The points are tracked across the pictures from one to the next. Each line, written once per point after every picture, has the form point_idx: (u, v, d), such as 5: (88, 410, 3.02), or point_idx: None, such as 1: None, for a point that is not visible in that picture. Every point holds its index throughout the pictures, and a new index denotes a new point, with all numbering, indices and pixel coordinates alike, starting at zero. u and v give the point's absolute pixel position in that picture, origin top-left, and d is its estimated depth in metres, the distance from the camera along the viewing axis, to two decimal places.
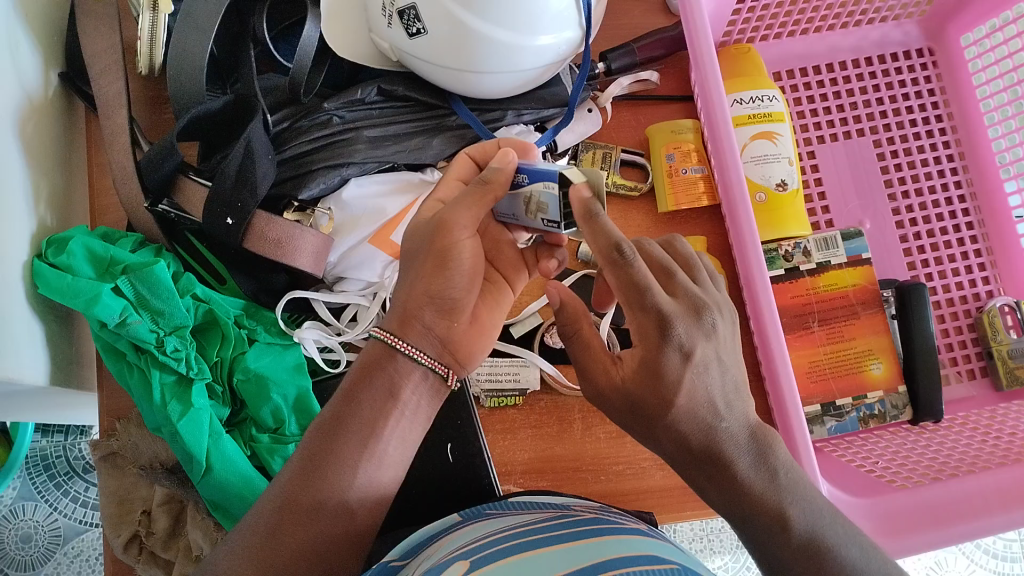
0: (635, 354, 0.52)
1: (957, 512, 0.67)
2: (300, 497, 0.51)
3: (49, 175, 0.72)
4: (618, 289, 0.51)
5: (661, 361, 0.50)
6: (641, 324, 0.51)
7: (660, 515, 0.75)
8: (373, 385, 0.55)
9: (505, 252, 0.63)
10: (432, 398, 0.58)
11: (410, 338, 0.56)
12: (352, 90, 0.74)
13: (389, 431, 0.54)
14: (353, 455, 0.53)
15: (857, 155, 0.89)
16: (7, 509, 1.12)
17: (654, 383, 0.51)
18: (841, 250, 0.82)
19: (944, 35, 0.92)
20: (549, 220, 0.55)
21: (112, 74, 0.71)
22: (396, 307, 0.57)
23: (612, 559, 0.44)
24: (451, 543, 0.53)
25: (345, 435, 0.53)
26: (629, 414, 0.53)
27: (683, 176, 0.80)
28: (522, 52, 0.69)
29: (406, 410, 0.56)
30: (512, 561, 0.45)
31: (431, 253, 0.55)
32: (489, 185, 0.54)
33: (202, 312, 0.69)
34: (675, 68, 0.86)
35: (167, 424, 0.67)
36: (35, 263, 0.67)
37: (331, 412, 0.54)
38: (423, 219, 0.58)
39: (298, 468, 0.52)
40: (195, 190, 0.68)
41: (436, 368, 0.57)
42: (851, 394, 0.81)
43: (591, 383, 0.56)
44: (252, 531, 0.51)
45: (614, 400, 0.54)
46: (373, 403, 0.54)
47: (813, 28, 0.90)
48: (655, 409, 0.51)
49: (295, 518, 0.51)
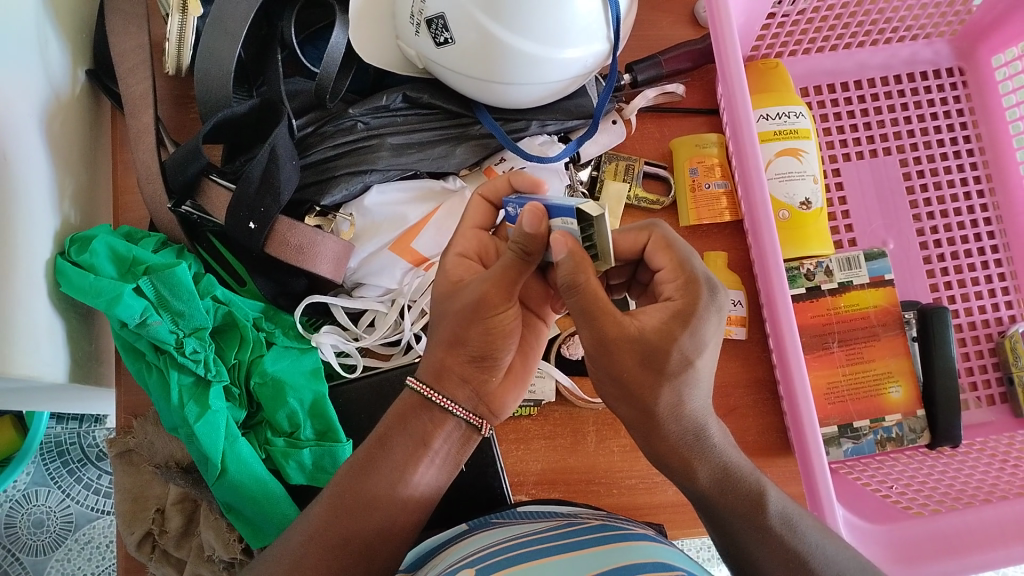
0: (663, 307, 0.51)
1: (972, 542, 0.66)
2: (324, 533, 0.53)
3: (74, 171, 0.72)
4: (657, 254, 0.54)
5: (700, 317, 0.50)
6: (675, 280, 0.53)
7: (672, 530, 0.75)
8: (406, 430, 0.56)
9: (532, 290, 0.61)
10: (461, 444, 0.59)
11: (443, 390, 0.57)
12: (377, 96, 0.74)
13: (418, 476, 0.56)
14: (381, 495, 0.54)
15: (883, 174, 0.88)
16: (19, 494, 1.12)
17: (681, 335, 0.50)
18: (864, 271, 0.82)
19: (976, 56, 0.91)
20: None
21: (140, 72, 0.71)
22: (431, 359, 0.57)
23: (631, 564, 0.44)
24: (460, 552, 0.53)
25: (374, 474, 0.55)
26: (637, 369, 0.50)
27: (706, 190, 0.80)
28: (550, 66, 0.68)
29: (435, 455, 0.57)
30: (526, 567, 0.45)
31: (475, 324, 0.54)
32: (529, 254, 0.50)
33: (222, 314, 0.70)
34: (702, 82, 0.85)
35: (184, 425, 0.67)
36: (58, 261, 0.67)
37: (364, 452, 0.56)
38: (461, 283, 0.57)
39: (326, 505, 0.54)
40: (219, 193, 0.68)
41: (470, 420, 0.58)
42: (869, 417, 0.80)
43: (587, 335, 0.50)
44: (276, 561, 0.53)
45: (620, 350, 0.50)
46: (404, 447, 0.56)
47: (842, 45, 0.89)
48: (676, 364, 0.50)
49: (320, 551, 0.53)
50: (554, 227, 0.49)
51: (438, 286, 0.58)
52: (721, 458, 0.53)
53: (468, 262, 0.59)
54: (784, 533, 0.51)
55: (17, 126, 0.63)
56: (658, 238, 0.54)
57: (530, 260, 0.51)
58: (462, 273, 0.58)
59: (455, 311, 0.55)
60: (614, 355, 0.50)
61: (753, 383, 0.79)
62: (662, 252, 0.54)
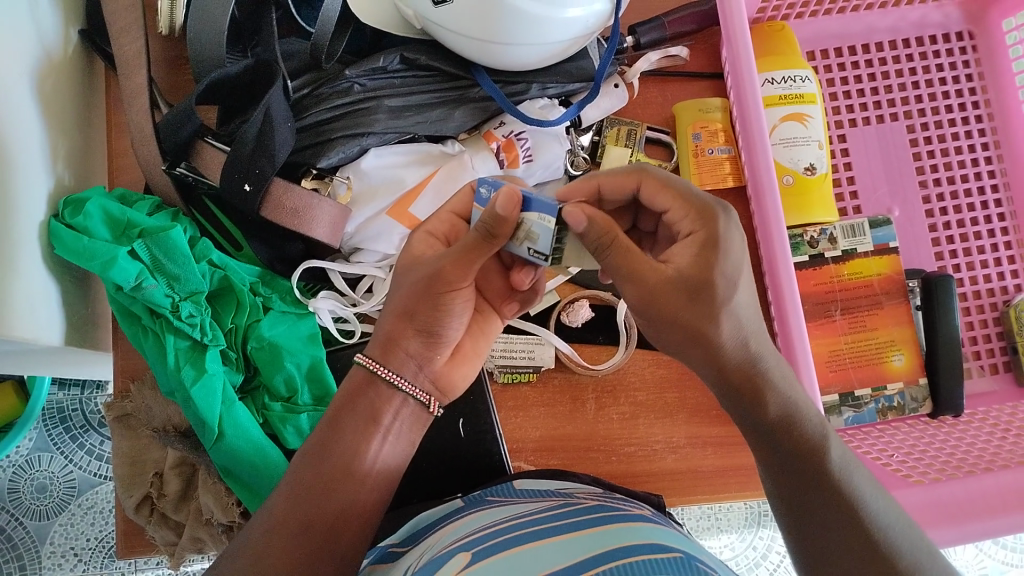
0: (689, 240, 0.51)
1: (972, 510, 0.66)
2: (288, 519, 0.52)
3: (67, 134, 0.71)
4: (656, 196, 0.54)
5: (724, 237, 0.50)
6: (686, 215, 0.52)
7: (670, 498, 0.75)
8: (356, 409, 0.56)
9: (492, 284, 0.62)
10: (412, 423, 0.60)
11: (390, 364, 0.57)
12: (375, 57, 0.72)
13: (372, 454, 0.56)
14: (339, 474, 0.54)
15: (890, 140, 0.87)
16: (23, 460, 1.12)
17: (717, 257, 0.50)
18: (868, 239, 0.81)
19: (987, 20, 0.89)
20: (536, 251, 0.52)
21: (132, 32, 0.69)
22: (380, 333, 0.58)
23: (614, 550, 0.43)
24: (453, 534, 0.53)
25: (331, 454, 0.55)
26: (687, 307, 0.50)
27: (709, 155, 0.78)
28: (549, 25, 0.67)
29: (388, 432, 0.57)
30: (516, 553, 0.45)
31: (426, 298, 0.56)
32: (495, 237, 0.51)
33: (218, 278, 0.69)
34: (705, 45, 0.83)
35: (181, 390, 0.67)
36: (52, 224, 0.66)
37: (318, 437, 0.56)
38: (424, 258, 0.57)
39: (288, 491, 0.53)
40: (214, 155, 0.67)
41: (416, 395, 0.58)
42: (870, 385, 0.80)
43: (632, 289, 0.51)
44: (239, 556, 0.51)
45: (665, 294, 0.50)
46: (356, 426, 0.56)
47: (850, 7, 0.87)
48: (720, 291, 0.50)
49: (284, 538, 0.51)
50: (528, 220, 0.50)
51: (399, 262, 0.59)
52: (788, 402, 0.51)
53: (434, 240, 0.58)
54: (805, 501, 0.48)
55: (7, 83, 0.62)
56: (651, 181, 0.54)
57: (495, 241, 0.52)
58: (425, 252, 0.57)
59: (410, 283, 0.56)
60: (661, 303, 0.50)
61: None
62: (660, 193, 0.53)
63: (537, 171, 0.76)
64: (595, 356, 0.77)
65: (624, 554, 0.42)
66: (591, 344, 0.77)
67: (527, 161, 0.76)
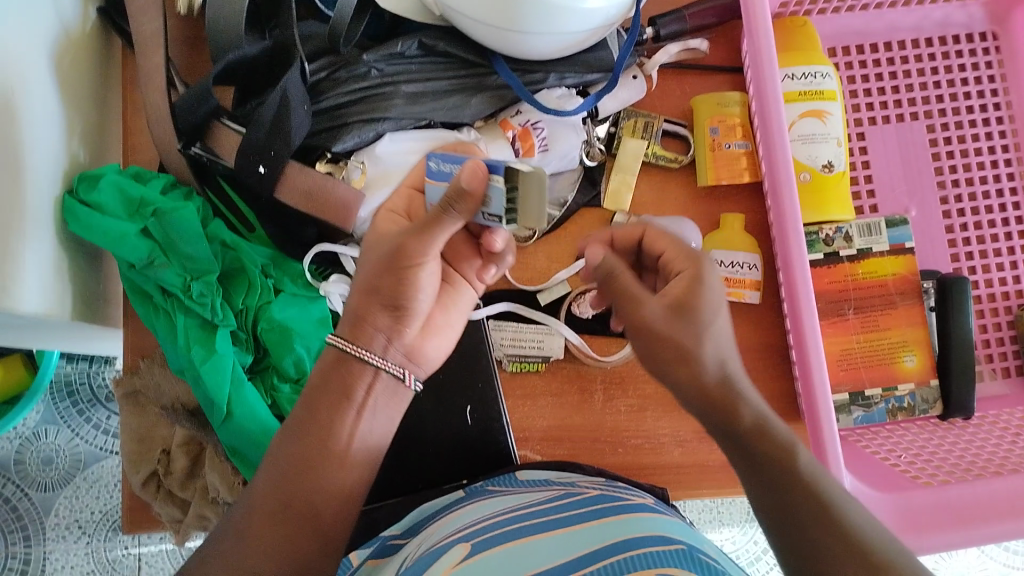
0: (676, 279, 0.52)
1: (979, 514, 0.65)
2: (267, 501, 0.53)
3: (82, 110, 0.71)
4: (654, 241, 0.56)
5: (709, 277, 0.52)
6: (675, 259, 0.54)
7: (676, 490, 0.75)
8: (327, 387, 0.56)
9: (461, 253, 0.61)
10: (388, 398, 0.58)
11: (360, 341, 0.56)
12: (392, 43, 0.72)
13: (350, 428, 0.56)
14: (314, 457, 0.54)
15: (909, 139, 0.86)
16: (29, 432, 1.13)
17: (698, 290, 0.51)
18: (884, 238, 0.81)
19: (1010, 20, 0.87)
20: (489, 214, 0.49)
21: (150, 10, 0.69)
22: (347, 313, 0.57)
23: (611, 544, 0.43)
24: (452, 525, 0.53)
25: (302, 435, 0.54)
26: (676, 330, 0.50)
27: (726, 150, 0.78)
28: (567, 14, 0.67)
29: (363, 409, 0.56)
30: (521, 543, 0.45)
31: (390, 272, 0.55)
32: (465, 198, 0.47)
33: (229, 259, 0.70)
34: (727, 38, 0.83)
35: (190, 368, 0.67)
36: (67, 200, 0.67)
37: (294, 418, 0.55)
38: (388, 234, 0.56)
39: (272, 474, 0.53)
40: (229, 135, 0.67)
41: (389, 368, 0.57)
42: (881, 385, 0.79)
43: (635, 314, 0.52)
44: (223, 539, 0.52)
45: (660, 318, 0.50)
46: (328, 406, 0.55)
47: (873, 4, 0.86)
48: (702, 317, 0.50)
49: (263, 521, 0.52)
50: (495, 183, 0.46)
51: (365, 240, 0.58)
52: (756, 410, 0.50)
53: (397, 216, 0.57)
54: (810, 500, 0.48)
55: (25, 57, 0.62)
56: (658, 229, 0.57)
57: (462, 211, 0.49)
58: (390, 228, 0.56)
59: (374, 260, 0.55)
60: (657, 328, 0.50)
61: (764, 347, 0.77)
62: (659, 240, 0.56)
63: (552, 160, 0.76)
64: (605, 347, 0.77)
65: (629, 547, 0.42)
66: (601, 335, 0.77)
67: (543, 150, 0.76)
